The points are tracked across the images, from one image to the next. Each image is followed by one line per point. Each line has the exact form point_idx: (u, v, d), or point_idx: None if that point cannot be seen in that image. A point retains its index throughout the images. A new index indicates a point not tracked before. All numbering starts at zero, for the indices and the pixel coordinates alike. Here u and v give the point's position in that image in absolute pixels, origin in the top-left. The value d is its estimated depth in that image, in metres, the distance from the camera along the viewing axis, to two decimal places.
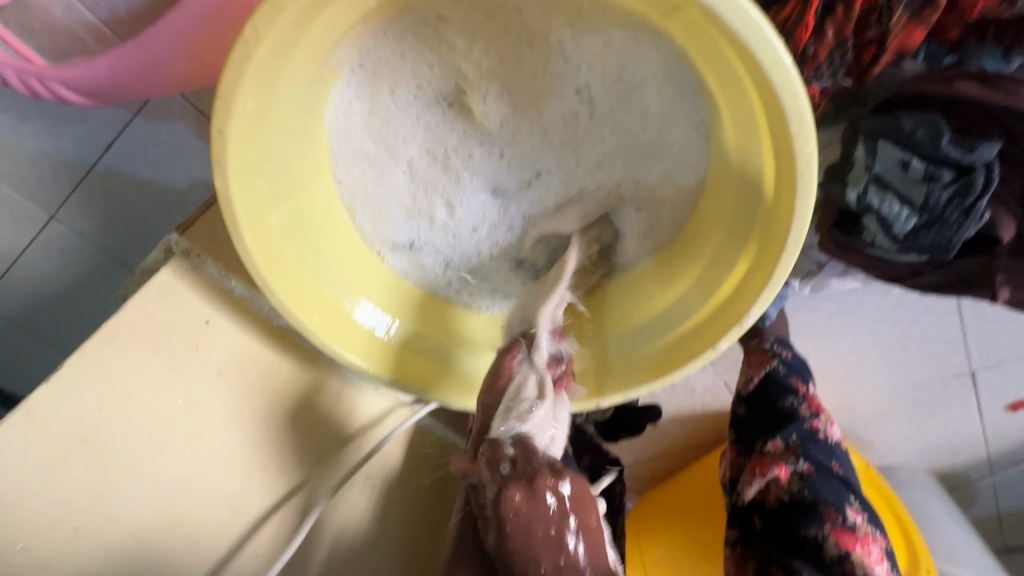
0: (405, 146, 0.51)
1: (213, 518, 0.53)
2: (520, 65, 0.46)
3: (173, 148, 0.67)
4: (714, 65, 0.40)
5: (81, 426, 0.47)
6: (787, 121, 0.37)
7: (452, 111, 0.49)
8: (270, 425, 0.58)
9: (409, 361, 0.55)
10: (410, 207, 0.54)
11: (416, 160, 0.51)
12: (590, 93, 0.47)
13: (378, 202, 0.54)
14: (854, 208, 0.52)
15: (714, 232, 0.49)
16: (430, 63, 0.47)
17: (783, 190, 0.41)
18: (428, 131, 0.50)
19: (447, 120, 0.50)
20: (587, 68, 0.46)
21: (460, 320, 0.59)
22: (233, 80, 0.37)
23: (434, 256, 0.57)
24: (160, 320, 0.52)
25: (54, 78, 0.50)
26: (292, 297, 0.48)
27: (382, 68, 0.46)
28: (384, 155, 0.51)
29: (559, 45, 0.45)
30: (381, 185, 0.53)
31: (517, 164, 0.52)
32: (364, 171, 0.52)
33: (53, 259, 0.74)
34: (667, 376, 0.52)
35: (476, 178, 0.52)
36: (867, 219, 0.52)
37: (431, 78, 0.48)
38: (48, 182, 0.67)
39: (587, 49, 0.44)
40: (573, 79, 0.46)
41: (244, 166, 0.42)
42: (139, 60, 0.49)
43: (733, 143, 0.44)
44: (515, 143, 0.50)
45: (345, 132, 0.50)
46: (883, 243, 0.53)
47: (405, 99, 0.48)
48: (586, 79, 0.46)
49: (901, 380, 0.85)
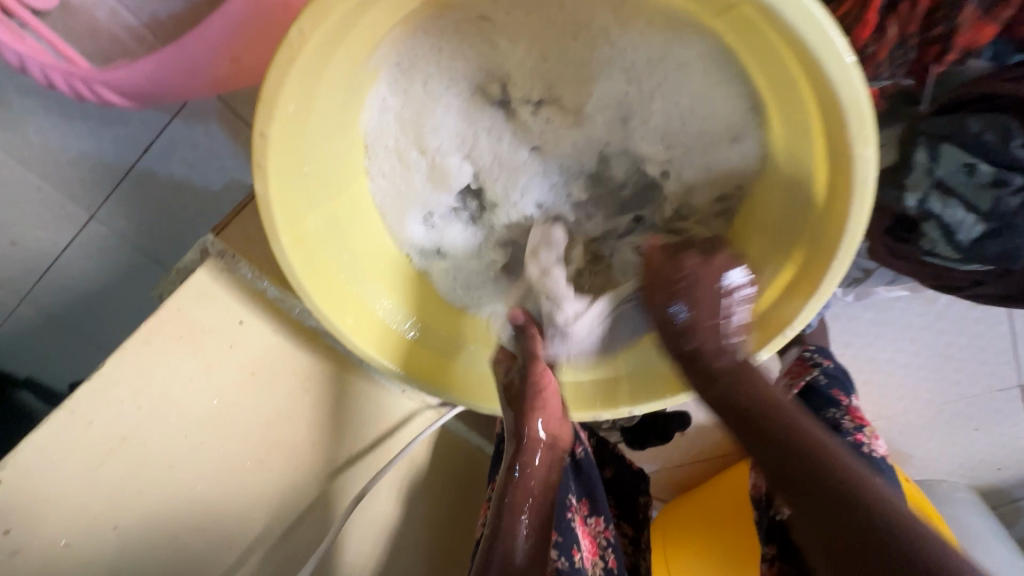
0: (440, 141, 0.51)
1: (245, 519, 0.53)
2: (561, 57, 0.47)
3: (209, 150, 0.68)
4: (762, 61, 0.40)
5: (121, 422, 0.48)
6: (847, 123, 0.35)
7: (488, 105, 0.50)
8: (298, 427, 0.58)
9: (431, 360, 0.54)
10: (437, 203, 0.55)
11: (448, 156, 0.52)
12: (635, 72, 0.46)
13: (407, 202, 0.54)
14: (912, 213, 0.50)
15: (760, 238, 0.48)
16: (468, 55, 0.47)
17: (836, 193, 0.39)
18: (459, 125, 0.50)
19: (480, 113, 0.50)
20: (631, 50, 0.45)
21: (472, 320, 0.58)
22: (274, 87, 0.36)
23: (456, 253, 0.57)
24: (197, 319, 0.53)
25: (97, 81, 0.51)
26: (329, 304, 0.48)
27: (417, 65, 0.46)
28: (416, 151, 0.51)
29: (604, 32, 0.44)
30: (410, 183, 0.53)
31: (541, 153, 0.53)
32: (395, 169, 0.52)
33: (93, 258, 0.77)
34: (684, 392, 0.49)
35: (501, 166, 0.53)
36: (925, 226, 0.50)
37: (467, 71, 0.48)
38: (89, 182, 0.69)
39: (636, 34, 0.44)
40: (619, 60, 0.46)
41: (284, 166, 0.42)
42: (178, 61, 0.49)
43: (781, 143, 0.43)
44: (550, 134, 0.51)
45: (380, 129, 0.50)
46: (943, 251, 0.51)
47: (439, 94, 0.48)
48: (630, 59, 0.45)
49: (945, 392, 0.81)
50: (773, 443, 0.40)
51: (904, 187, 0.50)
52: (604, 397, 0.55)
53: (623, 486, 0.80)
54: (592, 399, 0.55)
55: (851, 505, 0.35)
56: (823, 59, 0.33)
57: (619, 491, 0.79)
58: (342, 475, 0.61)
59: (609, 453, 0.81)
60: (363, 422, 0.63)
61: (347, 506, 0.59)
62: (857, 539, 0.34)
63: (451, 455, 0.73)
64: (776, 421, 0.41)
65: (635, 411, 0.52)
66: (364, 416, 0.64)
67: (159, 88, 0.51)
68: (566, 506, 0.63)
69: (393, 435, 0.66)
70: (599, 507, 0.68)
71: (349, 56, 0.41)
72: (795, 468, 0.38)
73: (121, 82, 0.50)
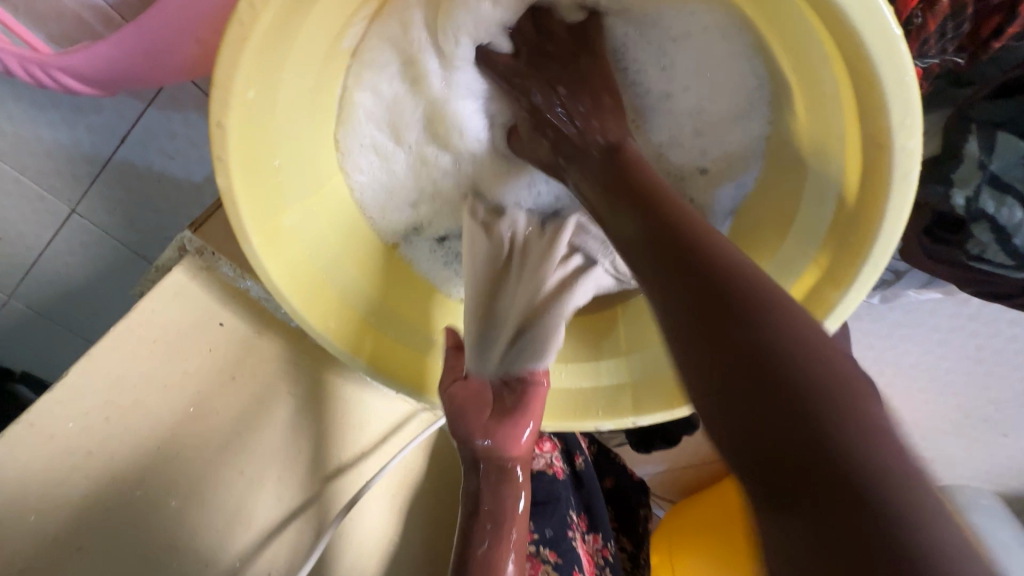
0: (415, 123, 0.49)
1: (224, 533, 0.51)
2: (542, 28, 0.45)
3: (188, 140, 0.64)
4: (791, 36, 0.34)
5: (86, 436, 0.45)
6: (888, 107, 0.29)
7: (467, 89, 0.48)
8: (284, 433, 0.55)
9: (409, 358, 0.51)
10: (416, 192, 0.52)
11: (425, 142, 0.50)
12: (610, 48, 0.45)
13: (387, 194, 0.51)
14: (960, 214, 0.44)
15: (777, 237, 0.43)
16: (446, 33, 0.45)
17: (871, 189, 0.34)
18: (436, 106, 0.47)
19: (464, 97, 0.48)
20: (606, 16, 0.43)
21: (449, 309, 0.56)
22: (229, 69, 0.32)
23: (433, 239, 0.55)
24: (173, 322, 0.50)
25: (56, 66, 0.47)
26: (309, 305, 0.44)
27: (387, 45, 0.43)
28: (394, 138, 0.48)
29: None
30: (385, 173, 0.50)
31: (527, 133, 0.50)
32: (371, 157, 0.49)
33: (77, 254, 0.73)
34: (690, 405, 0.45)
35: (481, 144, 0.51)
36: (975, 227, 0.44)
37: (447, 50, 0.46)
38: (65, 175, 0.65)
39: None
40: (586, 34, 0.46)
41: (249, 159, 0.38)
42: (139, 44, 0.44)
43: (807, 131, 0.38)
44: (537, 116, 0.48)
45: (353, 116, 0.47)
46: (994, 257, 0.44)
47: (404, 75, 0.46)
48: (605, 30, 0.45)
49: (974, 397, 0.76)
50: (719, 313, 0.28)
51: (951, 182, 0.44)
52: (608, 405, 0.50)
53: (619, 495, 0.79)
54: (595, 404, 0.51)
55: (784, 398, 0.24)
56: (868, 34, 0.28)
57: (619, 503, 0.78)
58: (331, 484, 0.58)
59: (608, 463, 0.80)
60: (353, 427, 0.60)
61: (336, 515, 0.56)
62: (742, 376, 0.26)
63: (447, 461, 0.70)
64: (745, 300, 0.28)
65: (639, 420, 0.48)
66: (354, 421, 0.60)
67: (123, 73, 0.47)
68: (567, 525, 0.64)
69: (386, 440, 0.62)
70: (598, 522, 0.69)
71: (316, 31, 0.37)
72: (759, 365, 0.26)
73: (82, 66, 0.46)
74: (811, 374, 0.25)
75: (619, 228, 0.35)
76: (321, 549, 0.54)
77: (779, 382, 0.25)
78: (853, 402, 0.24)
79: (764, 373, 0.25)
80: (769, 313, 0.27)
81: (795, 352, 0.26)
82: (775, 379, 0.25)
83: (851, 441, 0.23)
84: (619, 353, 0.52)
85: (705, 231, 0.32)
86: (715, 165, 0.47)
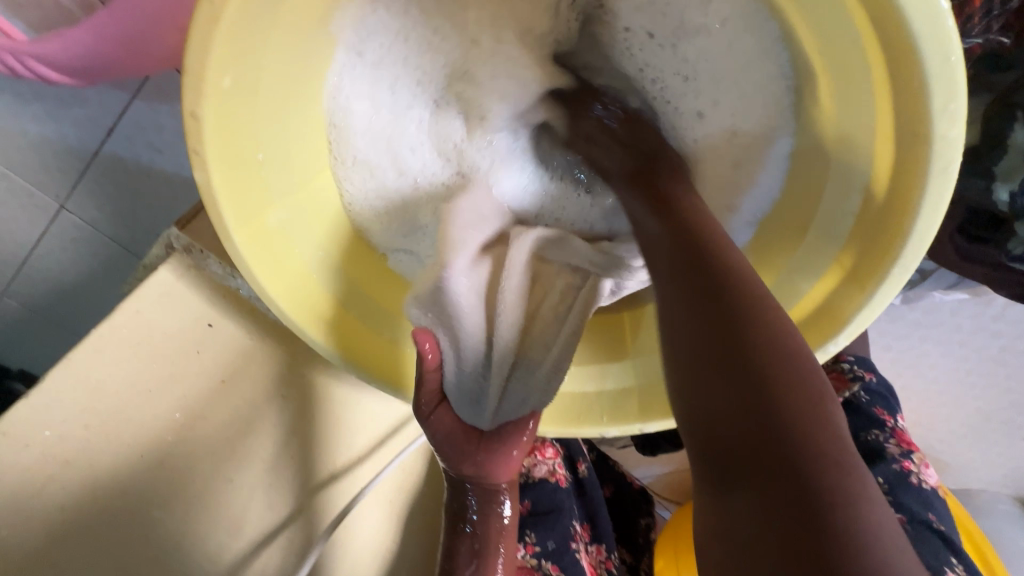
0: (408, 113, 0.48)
1: (212, 542, 0.49)
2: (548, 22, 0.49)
3: (177, 133, 0.62)
4: (818, 15, 0.31)
5: (65, 443, 0.43)
6: (929, 91, 0.27)
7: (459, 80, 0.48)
8: (275, 439, 0.53)
9: (396, 356, 0.47)
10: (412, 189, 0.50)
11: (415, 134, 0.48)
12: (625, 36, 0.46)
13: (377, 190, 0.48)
14: (1004, 211, 0.42)
15: (796, 234, 0.40)
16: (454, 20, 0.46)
17: (903, 183, 0.31)
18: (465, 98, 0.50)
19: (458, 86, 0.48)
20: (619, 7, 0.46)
21: None
22: (200, 53, 0.29)
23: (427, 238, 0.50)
24: (158, 323, 0.47)
25: (32, 56, 0.45)
26: (297, 307, 0.42)
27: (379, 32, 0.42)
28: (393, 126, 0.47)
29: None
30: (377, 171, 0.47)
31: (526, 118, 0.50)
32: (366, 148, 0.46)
33: (69, 251, 0.71)
34: None
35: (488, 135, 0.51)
36: (1019, 226, 0.43)
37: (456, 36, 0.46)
38: (53, 170, 0.63)
39: None
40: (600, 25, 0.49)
41: (229, 152, 0.35)
42: (117, 31, 0.42)
43: (832, 121, 0.35)
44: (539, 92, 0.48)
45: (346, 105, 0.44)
46: None
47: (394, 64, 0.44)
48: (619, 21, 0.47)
49: (997, 400, 0.72)
50: (732, 339, 0.28)
51: (993, 177, 0.41)
52: (613, 411, 0.47)
53: (622, 504, 0.76)
54: (598, 410, 0.47)
55: (776, 435, 0.24)
56: (905, 10, 0.25)
57: (620, 511, 0.76)
58: (324, 492, 0.55)
59: (608, 470, 0.78)
60: (350, 430, 0.57)
61: (327, 527, 0.54)
62: (737, 413, 0.25)
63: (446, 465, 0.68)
64: (763, 334, 0.27)
65: (646, 427, 0.45)
66: (350, 425, 0.57)
67: (103, 63, 0.45)
68: (571, 536, 0.61)
69: (384, 444, 0.59)
70: (602, 532, 0.66)
71: (299, 12, 0.34)
72: (758, 395, 0.25)
73: (60, 56, 0.44)
74: (812, 438, 0.24)
75: (654, 262, 0.36)
76: (309, 561, 0.52)
77: (772, 426, 0.24)
78: (842, 474, 0.23)
79: (759, 412, 0.25)
80: (788, 366, 0.26)
81: (801, 408, 0.25)
82: (766, 421, 0.24)
83: (837, 520, 0.22)
84: (627, 356, 0.49)
85: (741, 273, 0.31)
86: (727, 155, 0.44)
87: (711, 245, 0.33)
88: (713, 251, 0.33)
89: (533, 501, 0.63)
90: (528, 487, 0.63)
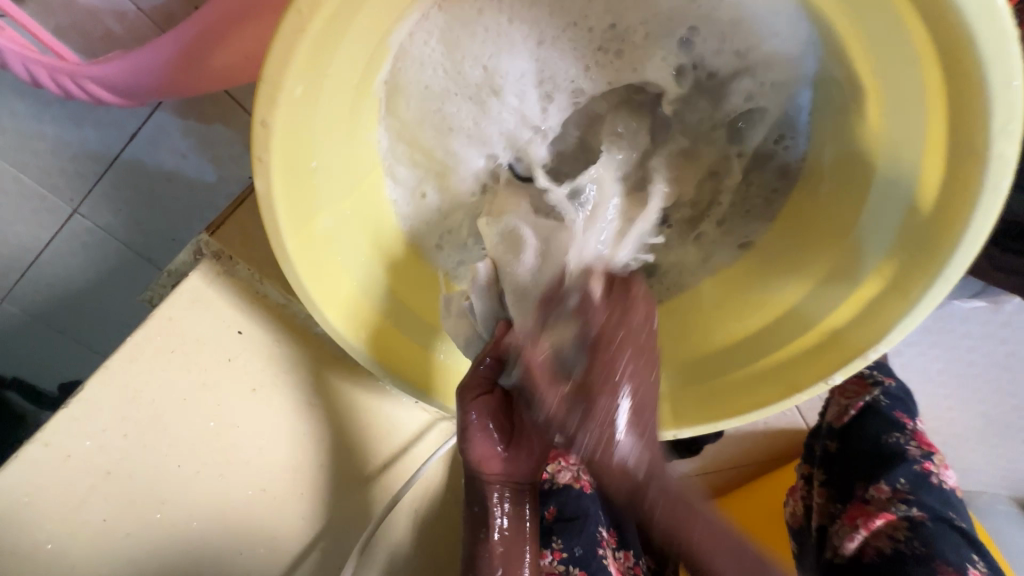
0: (439, 144, 0.45)
1: (252, 552, 0.49)
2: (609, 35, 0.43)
3: (201, 138, 0.61)
4: (880, 35, 0.32)
5: (105, 455, 0.43)
6: (986, 114, 0.29)
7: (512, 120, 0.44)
8: (302, 448, 0.52)
9: (422, 360, 0.47)
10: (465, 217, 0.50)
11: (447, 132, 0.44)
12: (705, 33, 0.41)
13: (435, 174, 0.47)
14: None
15: (832, 242, 0.41)
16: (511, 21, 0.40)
17: (951, 197, 0.33)
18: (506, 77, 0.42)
19: (493, 117, 0.44)
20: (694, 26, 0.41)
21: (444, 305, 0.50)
22: (281, 63, 0.30)
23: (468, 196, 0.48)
24: (192, 330, 0.46)
25: (86, 75, 0.46)
26: (340, 312, 0.42)
27: (403, 76, 0.41)
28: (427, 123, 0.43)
29: None
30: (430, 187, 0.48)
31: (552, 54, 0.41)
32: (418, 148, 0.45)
33: (79, 255, 0.70)
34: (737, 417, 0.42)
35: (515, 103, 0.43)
36: None
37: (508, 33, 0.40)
38: (71, 174, 0.62)
39: None
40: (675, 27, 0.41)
41: (290, 161, 0.35)
42: (177, 50, 0.43)
43: (877, 139, 0.37)
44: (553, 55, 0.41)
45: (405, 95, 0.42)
46: None
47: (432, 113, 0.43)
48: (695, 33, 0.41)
49: (1000, 405, 0.75)
50: None
51: None
52: None
53: None
54: None
55: None
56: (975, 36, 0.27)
57: None
58: (351, 501, 0.54)
59: None
60: (374, 440, 0.56)
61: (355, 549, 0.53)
62: None
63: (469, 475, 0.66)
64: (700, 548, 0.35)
65: (679, 433, 0.45)
66: (374, 436, 0.56)
67: (156, 82, 0.46)
68: (597, 543, 0.62)
69: (407, 453, 0.58)
70: (627, 539, 0.67)
71: (368, 24, 0.35)
72: None
73: (122, 73, 0.45)
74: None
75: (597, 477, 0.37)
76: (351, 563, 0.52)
77: None
78: None
79: None
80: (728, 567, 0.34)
81: None
82: None
83: None
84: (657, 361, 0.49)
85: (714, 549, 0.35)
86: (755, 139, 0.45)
87: (679, 527, 0.35)
88: (638, 498, 0.35)
89: (559, 508, 0.64)
90: (552, 494, 0.64)
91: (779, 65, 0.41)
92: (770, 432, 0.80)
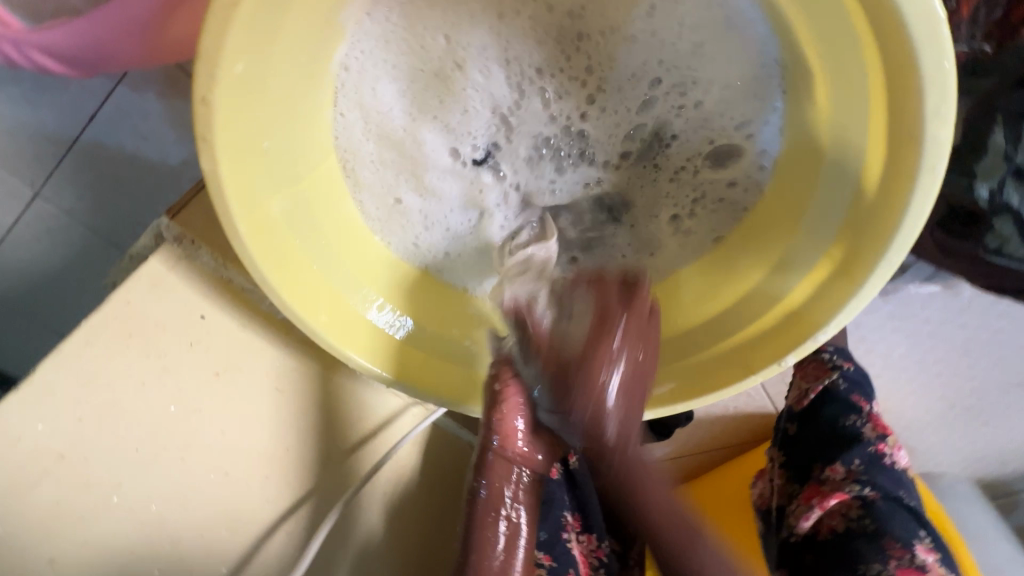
0: (406, 132, 0.45)
1: (213, 535, 0.49)
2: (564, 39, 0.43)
3: (162, 121, 0.60)
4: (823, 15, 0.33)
5: (59, 437, 0.43)
6: (921, 95, 0.29)
7: (480, 103, 0.45)
8: (267, 431, 0.52)
9: (398, 349, 0.46)
10: (424, 220, 0.49)
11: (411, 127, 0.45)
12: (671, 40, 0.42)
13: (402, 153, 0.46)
14: (982, 207, 0.45)
15: (783, 229, 0.42)
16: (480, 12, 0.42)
17: (892, 186, 0.33)
18: (473, 67, 0.43)
19: (458, 94, 0.44)
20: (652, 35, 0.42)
21: (408, 291, 0.49)
22: (219, 37, 0.30)
23: (440, 191, 0.49)
24: (151, 312, 0.46)
25: (31, 44, 0.45)
26: (294, 293, 0.41)
27: (367, 63, 0.42)
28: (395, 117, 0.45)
29: None
30: (402, 185, 0.48)
31: (518, 50, 0.43)
32: (390, 153, 0.46)
33: (43, 241, 0.68)
34: (702, 398, 0.43)
35: (475, 95, 0.45)
36: (998, 221, 0.45)
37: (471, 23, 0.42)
38: (31, 157, 0.61)
39: None
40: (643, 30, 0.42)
41: (238, 141, 0.35)
42: (121, 25, 0.43)
43: (824, 122, 0.37)
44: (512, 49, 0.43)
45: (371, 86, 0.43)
46: (1014, 250, 0.45)
47: (396, 98, 0.44)
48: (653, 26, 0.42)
49: (960, 388, 0.77)
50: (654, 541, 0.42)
51: (975, 174, 0.45)
52: None
53: None
54: None
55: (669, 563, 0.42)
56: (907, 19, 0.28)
57: None
58: (320, 483, 0.54)
59: None
60: (343, 423, 0.56)
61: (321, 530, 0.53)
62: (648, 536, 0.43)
63: (439, 460, 0.66)
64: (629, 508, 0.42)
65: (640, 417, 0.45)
66: (345, 418, 0.56)
67: (98, 54, 0.45)
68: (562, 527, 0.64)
69: (378, 436, 0.58)
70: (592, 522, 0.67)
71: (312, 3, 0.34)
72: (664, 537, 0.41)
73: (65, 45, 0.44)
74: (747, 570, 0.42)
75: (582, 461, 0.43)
76: (321, 538, 0.51)
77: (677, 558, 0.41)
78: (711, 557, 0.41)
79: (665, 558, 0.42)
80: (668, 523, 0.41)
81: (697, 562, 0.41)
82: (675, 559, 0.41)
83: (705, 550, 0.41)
84: None
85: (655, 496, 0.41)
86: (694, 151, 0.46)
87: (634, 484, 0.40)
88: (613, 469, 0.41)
89: None
90: None
91: (743, 97, 0.42)
92: (740, 416, 0.81)
